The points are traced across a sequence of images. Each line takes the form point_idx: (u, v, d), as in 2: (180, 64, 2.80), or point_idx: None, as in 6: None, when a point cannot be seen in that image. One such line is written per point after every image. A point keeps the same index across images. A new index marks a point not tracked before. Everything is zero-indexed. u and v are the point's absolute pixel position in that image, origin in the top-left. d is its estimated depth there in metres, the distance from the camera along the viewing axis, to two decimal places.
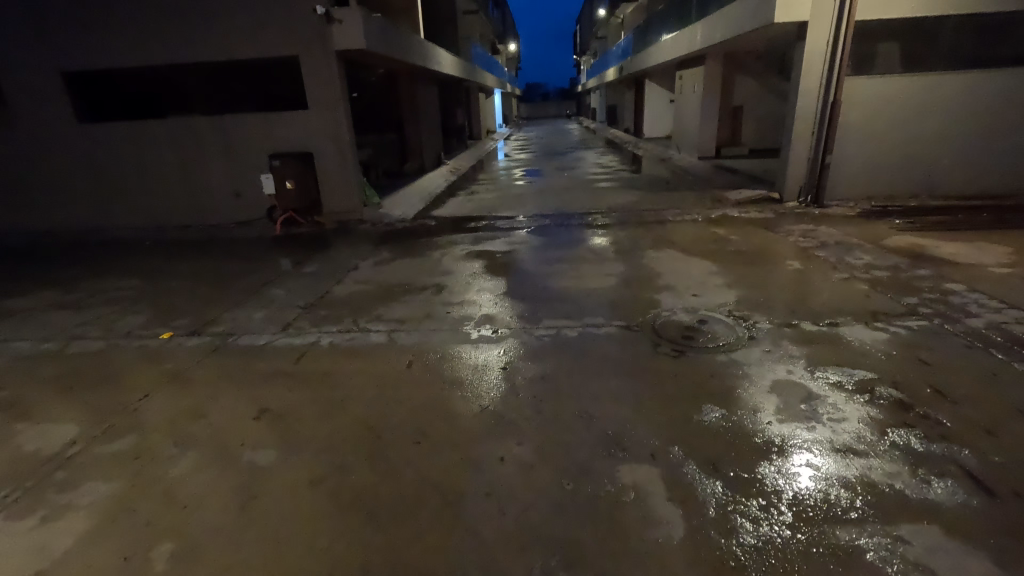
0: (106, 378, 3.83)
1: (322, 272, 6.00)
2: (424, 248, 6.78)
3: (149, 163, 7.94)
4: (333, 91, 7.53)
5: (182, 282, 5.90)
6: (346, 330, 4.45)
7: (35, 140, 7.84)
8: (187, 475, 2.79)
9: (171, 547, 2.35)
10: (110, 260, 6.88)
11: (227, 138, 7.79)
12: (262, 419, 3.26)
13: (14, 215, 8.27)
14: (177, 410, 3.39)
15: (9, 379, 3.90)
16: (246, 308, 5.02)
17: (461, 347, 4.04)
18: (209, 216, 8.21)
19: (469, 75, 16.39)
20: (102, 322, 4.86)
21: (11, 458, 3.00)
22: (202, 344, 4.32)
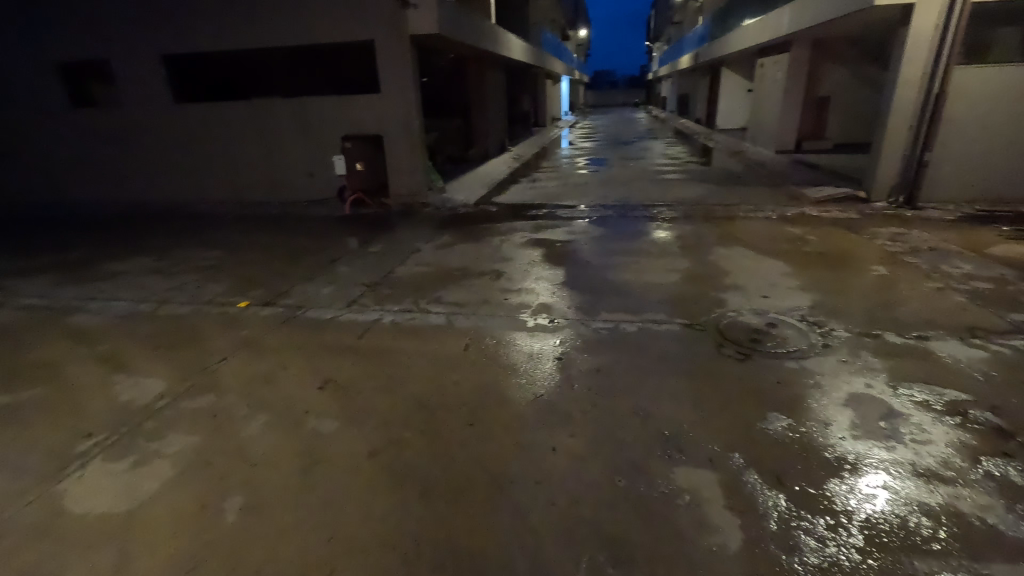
0: (191, 340, 4.15)
1: (386, 252, 6.18)
2: (485, 233, 6.83)
3: (234, 142, 8.46)
4: (405, 76, 7.70)
5: (259, 255, 6.27)
6: (407, 310, 4.57)
7: (137, 118, 8.53)
8: (258, 436, 2.99)
9: (241, 500, 2.53)
10: (197, 231, 7.42)
11: (305, 120, 8.16)
12: (326, 389, 3.43)
13: (117, 186, 9.08)
14: (251, 374, 3.62)
15: (109, 335, 4.30)
16: (315, 283, 5.27)
17: (517, 334, 4.05)
18: (285, 194, 8.67)
19: (537, 62, 16.25)
20: (188, 289, 5.25)
21: (109, 406, 3.32)
22: (274, 314, 4.59)
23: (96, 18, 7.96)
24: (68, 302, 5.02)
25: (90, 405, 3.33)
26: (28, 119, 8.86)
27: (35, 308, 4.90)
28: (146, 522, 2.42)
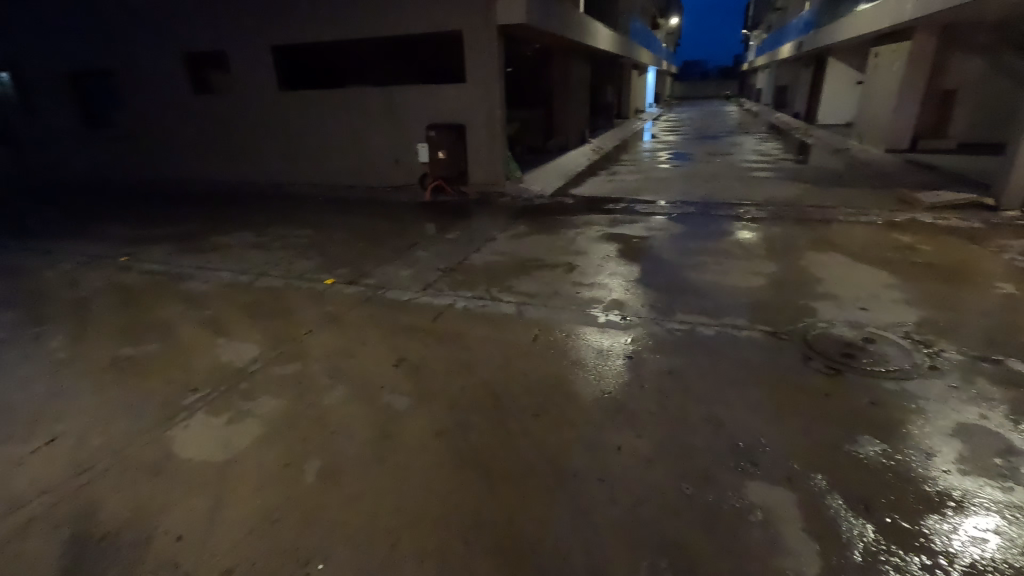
0: (282, 312, 4.49)
1: (462, 239, 6.32)
2: (560, 225, 6.79)
3: (328, 129, 8.98)
4: (491, 66, 7.79)
5: (344, 235, 6.64)
6: (480, 297, 4.66)
7: (247, 104, 9.28)
8: (337, 405, 3.19)
9: (320, 463, 2.72)
10: (291, 211, 7.98)
11: (393, 108, 8.50)
12: (400, 367, 3.59)
13: (227, 167, 9.96)
14: (333, 347, 3.87)
15: (214, 302, 4.75)
16: (394, 266, 5.50)
17: (587, 329, 4.00)
18: (371, 179, 9.10)
19: (624, 51, 15.77)
20: (282, 264, 5.67)
21: (212, 366, 3.67)
22: (356, 293, 4.85)
23: (217, 11, 8.70)
24: (182, 270, 5.59)
25: (196, 363, 3.70)
26: (157, 104, 9.91)
27: (155, 273, 5.51)
28: (238, 473, 2.66)
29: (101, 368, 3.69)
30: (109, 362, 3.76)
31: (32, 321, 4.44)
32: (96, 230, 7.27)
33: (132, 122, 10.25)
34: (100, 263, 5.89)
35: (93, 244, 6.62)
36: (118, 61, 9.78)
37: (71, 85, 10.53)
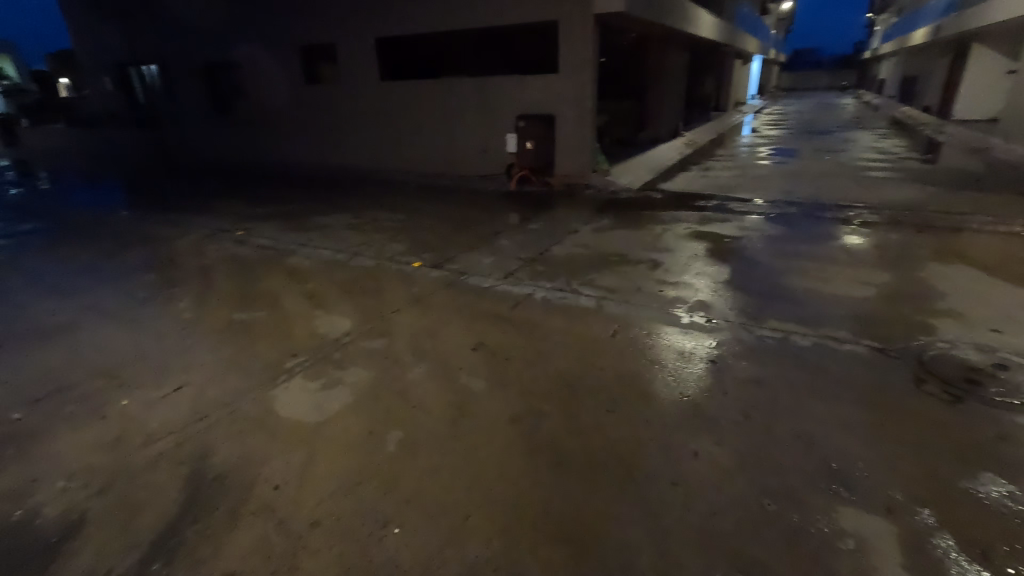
0: (373, 290, 4.78)
1: (545, 230, 6.34)
2: (646, 221, 6.59)
3: (423, 118, 9.33)
4: (585, 56, 7.69)
5: (432, 221, 6.90)
6: (559, 289, 4.66)
7: (351, 94, 9.87)
8: (418, 382, 3.35)
9: (400, 435, 2.88)
10: (385, 196, 8.42)
11: (485, 98, 8.66)
12: (478, 351, 3.69)
13: (330, 152, 10.70)
14: (417, 326, 4.06)
15: (314, 277, 5.15)
16: (478, 253, 5.64)
17: (669, 329, 3.87)
18: (460, 168, 9.36)
19: (727, 39, 14.86)
20: (374, 245, 6.02)
21: (310, 335, 3.99)
22: (441, 277, 5.04)
23: (330, 6, 9.31)
24: (288, 246, 6.11)
25: (297, 332, 4.05)
26: (274, 93, 10.82)
27: (266, 248, 6.07)
28: (329, 435, 2.89)
29: (219, 329, 4.14)
30: (225, 324, 4.21)
31: (166, 283, 5.07)
32: (219, 206, 8.13)
33: (252, 110, 11.29)
34: (221, 236, 6.59)
35: (216, 218, 7.41)
36: (244, 54, 10.80)
37: (205, 75, 11.79)
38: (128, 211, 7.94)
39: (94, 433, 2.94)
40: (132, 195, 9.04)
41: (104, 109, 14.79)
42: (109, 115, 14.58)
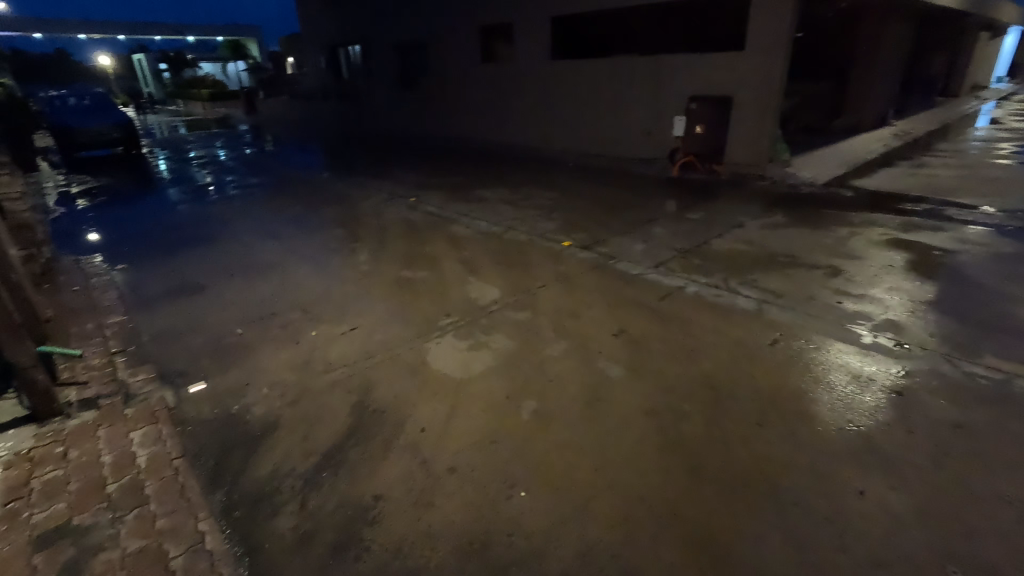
0: (523, 264, 4.95)
1: (705, 222, 5.91)
2: (828, 221, 5.78)
3: (589, 98, 9.25)
4: (779, 31, 6.88)
5: (586, 202, 6.87)
6: (715, 285, 4.34)
7: (522, 73, 10.16)
8: (557, 358, 3.42)
9: (535, 405, 2.98)
10: (542, 174, 8.60)
11: (656, 77, 8.25)
12: (619, 338, 3.63)
13: (496, 129, 11.20)
14: (561, 304, 4.12)
15: (470, 246, 5.50)
16: (629, 238, 5.49)
17: (843, 346, 3.38)
18: (620, 150, 9.12)
19: (974, 8, 12.05)
20: (528, 221, 6.20)
21: (462, 299, 4.30)
22: (589, 259, 5.01)
23: None
24: (450, 215, 6.60)
25: (451, 294, 4.38)
26: (453, 71, 11.60)
27: (432, 214, 6.63)
28: (471, 392, 3.12)
29: (388, 282, 4.68)
30: (394, 279, 4.73)
31: (350, 238, 5.84)
32: (397, 174, 9.07)
33: (433, 87, 12.26)
34: (396, 200, 7.35)
35: (393, 184, 8.28)
36: (432, 34, 11.72)
37: (397, 55, 13.08)
38: (328, 173, 9.26)
39: (291, 355, 3.55)
40: (331, 159, 10.50)
41: (317, 84, 17.31)
42: (320, 89, 17.03)
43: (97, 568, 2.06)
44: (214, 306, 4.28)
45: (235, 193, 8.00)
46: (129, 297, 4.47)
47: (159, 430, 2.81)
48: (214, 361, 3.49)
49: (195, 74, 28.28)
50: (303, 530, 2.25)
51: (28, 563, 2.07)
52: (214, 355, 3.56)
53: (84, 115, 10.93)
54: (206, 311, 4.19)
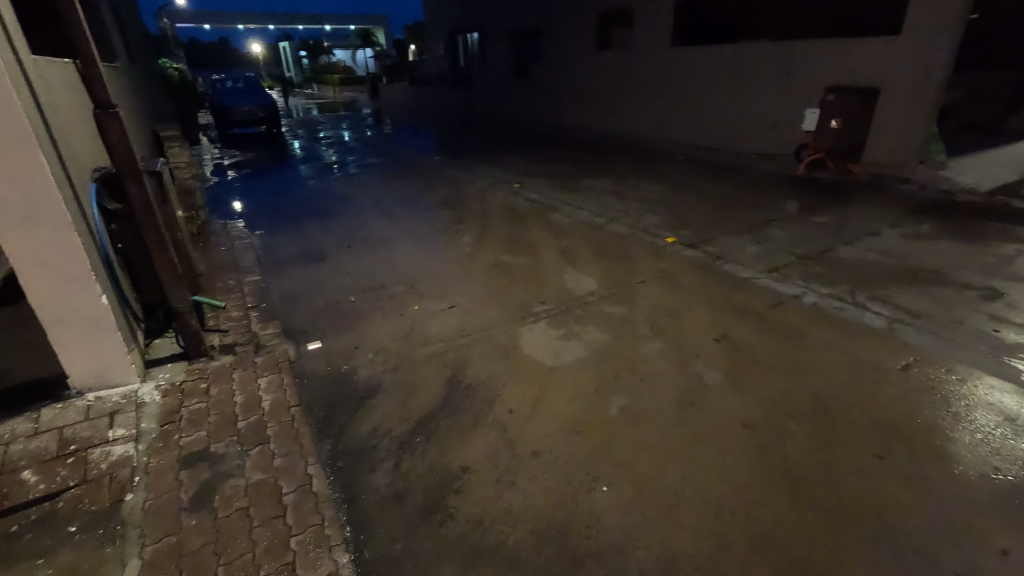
0: (623, 257, 4.83)
1: (832, 227, 5.35)
2: (990, 235, 4.96)
3: (709, 88, 8.72)
4: (948, 13, 5.97)
5: (695, 198, 6.53)
6: (838, 297, 3.93)
7: (639, 60, 9.80)
8: (651, 356, 3.32)
9: (624, 402, 2.92)
10: (650, 166, 8.29)
11: (789, 66, 7.56)
12: (721, 343, 3.42)
13: (605, 117, 10.96)
14: (660, 302, 3.97)
15: (570, 235, 5.47)
16: (741, 239, 5.13)
17: (996, 381, 2.91)
18: (738, 144, 8.51)
19: None
20: (631, 214, 6.03)
21: (558, 287, 4.31)
22: (695, 257, 4.77)
23: None
24: (553, 203, 6.61)
25: (548, 282, 4.41)
26: (567, 59, 11.51)
27: (534, 202, 6.68)
28: (561, 381, 3.13)
29: (487, 265, 4.81)
30: (493, 262, 4.85)
31: (455, 220, 6.07)
32: (503, 160, 9.24)
33: (545, 74, 12.26)
34: (501, 186, 7.51)
35: (499, 170, 8.46)
36: (549, 21, 11.71)
37: (513, 42, 13.24)
38: (439, 156, 9.68)
39: (395, 325, 3.80)
40: (443, 143, 10.95)
41: (435, 71, 18.08)
42: (437, 76, 17.76)
43: (226, 491, 2.37)
44: (332, 274, 4.69)
45: (356, 171, 8.64)
46: (264, 260, 5.04)
47: (282, 379, 3.16)
48: (329, 324, 3.84)
49: (329, 61, 30.82)
50: (396, 488, 2.43)
51: (177, 477, 2.44)
52: (329, 319, 3.91)
53: (238, 97, 12.39)
54: (325, 278, 4.60)
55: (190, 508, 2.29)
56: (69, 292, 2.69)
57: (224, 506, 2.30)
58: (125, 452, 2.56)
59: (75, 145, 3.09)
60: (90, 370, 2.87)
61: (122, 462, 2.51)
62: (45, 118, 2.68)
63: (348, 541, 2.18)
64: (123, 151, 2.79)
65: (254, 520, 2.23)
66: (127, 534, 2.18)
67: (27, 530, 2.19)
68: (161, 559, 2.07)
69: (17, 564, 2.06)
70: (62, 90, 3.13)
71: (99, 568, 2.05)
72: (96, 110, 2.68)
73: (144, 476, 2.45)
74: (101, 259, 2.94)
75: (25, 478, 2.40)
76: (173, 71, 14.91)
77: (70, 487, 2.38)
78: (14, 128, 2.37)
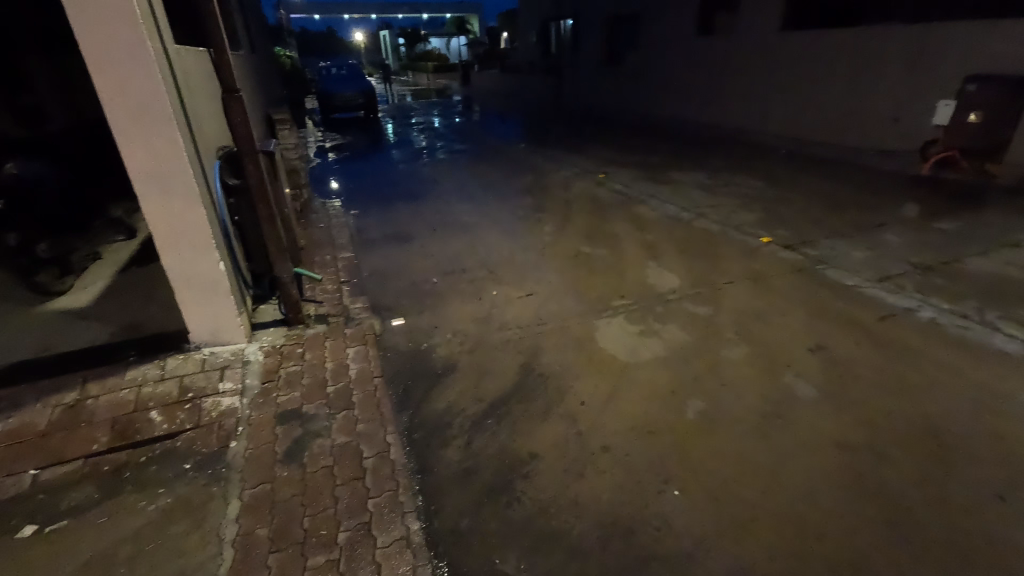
0: (711, 256, 4.59)
1: (960, 234, 4.73)
2: None
3: (821, 77, 8.00)
4: None
5: (797, 196, 6.05)
6: (961, 314, 3.49)
7: (743, 46, 9.19)
8: (735, 361, 3.15)
9: (702, 406, 2.80)
10: (746, 160, 7.78)
11: (921, 52, 6.75)
12: (816, 355, 3.17)
13: (701, 107, 10.41)
14: (749, 306, 3.75)
15: (655, 229, 5.28)
16: (848, 243, 4.68)
17: None
18: (851, 138, 7.74)
19: None
20: (723, 210, 5.71)
21: (639, 283, 4.19)
22: (792, 260, 4.43)
23: None
24: (639, 195, 6.42)
25: (628, 276, 4.30)
26: (663, 45, 11.05)
27: (619, 193, 6.52)
28: (636, 377, 3.06)
29: (567, 255, 4.78)
30: (574, 253, 4.81)
31: (538, 208, 6.08)
32: (589, 149, 9.09)
33: (639, 61, 11.86)
34: (586, 176, 7.41)
35: (584, 160, 8.33)
36: (648, 6, 11.29)
37: (607, 29, 12.93)
38: (525, 144, 9.70)
39: (473, 308, 3.90)
40: (529, 131, 10.96)
41: (526, 59, 18.10)
42: (528, 64, 17.77)
43: (315, 449, 2.57)
44: (418, 255, 4.89)
45: (444, 157, 8.89)
46: (357, 238, 5.35)
47: (367, 351, 3.35)
48: (413, 303, 4.01)
49: (425, 49, 31.84)
50: (466, 465, 2.51)
51: (273, 431, 2.69)
52: (413, 298, 4.09)
53: (341, 83, 13.17)
54: (411, 259, 4.80)
55: (283, 461, 2.51)
56: (193, 257, 3.02)
57: (312, 462, 2.50)
58: (232, 403, 2.86)
59: (205, 125, 3.44)
60: (206, 328, 3.21)
61: (229, 412, 2.80)
62: (183, 101, 3.01)
63: (420, 510, 2.28)
64: (244, 132, 3.07)
65: (337, 478, 2.41)
66: (231, 477, 2.44)
67: (151, 462, 2.52)
68: (257, 503, 2.30)
69: (142, 491, 2.37)
70: (197, 75, 3.49)
71: (206, 503, 2.31)
72: (224, 94, 2.96)
73: (246, 427, 2.72)
74: (220, 229, 3.27)
75: (151, 416, 2.75)
76: (286, 59, 16.13)
77: (186, 429, 2.69)
78: (159, 109, 2.69)
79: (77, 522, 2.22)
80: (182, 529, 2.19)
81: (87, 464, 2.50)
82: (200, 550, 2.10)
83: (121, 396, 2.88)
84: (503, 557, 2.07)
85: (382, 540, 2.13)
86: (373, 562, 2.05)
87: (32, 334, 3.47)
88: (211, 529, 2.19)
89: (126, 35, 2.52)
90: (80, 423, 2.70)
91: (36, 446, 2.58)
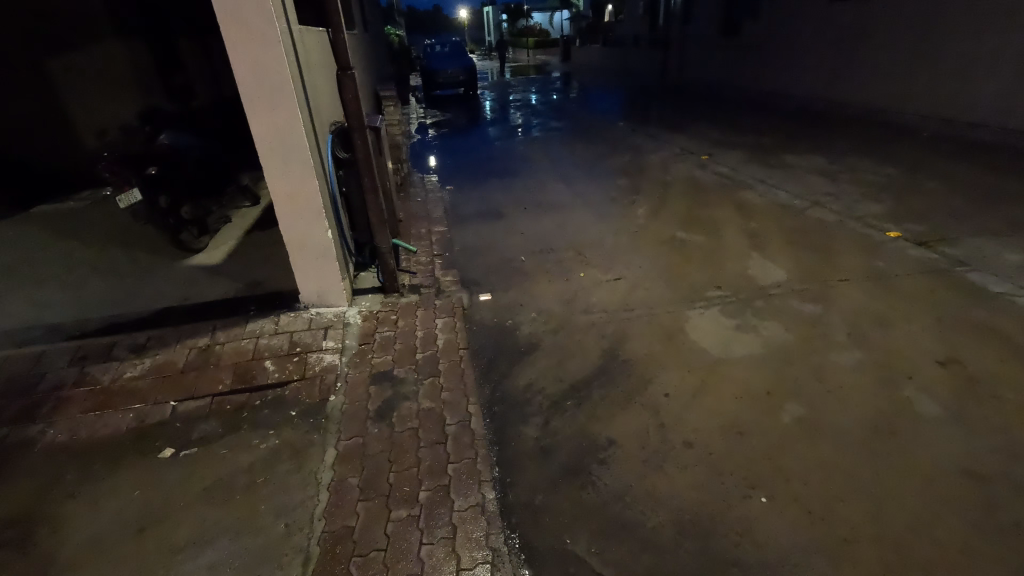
0: (826, 249, 4.17)
1: None
2: None
3: (984, 48, 6.84)
4: None
5: (937, 186, 5.28)
6: None
7: (887, 12, 8.09)
8: (844, 368, 2.86)
9: (800, 412, 2.59)
10: (877, 144, 6.91)
11: None
12: (946, 369, 2.78)
13: (827, 82, 9.33)
14: (868, 308, 3.36)
15: (762, 217, 4.89)
16: (999, 244, 4.02)
17: None
18: (1016, 121, 6.55)
19: None
20: (843, 199, 5.13)
21: (739, 274, 3.91)
22: (924, 258, 3.91)
23: None
24: (746, 179, 5.96)
25: (727, 266, 4.04)
26: (790, 15, 10.04)
27: (724, 176, 6.11)
28: (727, 373, 2.89)
29: (661, 240, 4.57)
30: (668, 238, 4.60)
31: (633, 190, 5.86)
32: (693, 128, 8.56)
33: (761, 33, 10.87)
34: (687, 156, 7.02)
35: (688, 140, 7.87)
36: None
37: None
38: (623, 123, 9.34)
39: (561, 289, 3.88)
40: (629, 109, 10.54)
41: (630, 32, 17.26)
42: (632, 37, 16.93)
43: (403, 410, 2.74)
44: (508, 232, 4.94)
45: (540, 135, 8.83)
46: (451, 213, 5.53)
47: (455, 323, 3.47)
48: (500, 279, 4.08)
49: (527, 25, 31.47)
50: (544, 442, 2.54)
51: (366, 390, 2.89)
52: (501, 274, 4.15)
53: (445, 60, 13.48)
54: (501, 236, 4.87)
55: (373, 417, 2.70)
56: (306, 224, 3.28)
57: (400, 421, 2.66)
58: (332, 360, 3.11)
59: (321, 101, 3.69)
60: (313, 290, 3.50)
61: (330, 368, 3.05)
62: (303, 78, 3.24)
63: (496, 480, 2.35)
64: (354, 107, 3.24)
65: (421, 439, 2.55)
66: (329, 427, 2.66)
67: (264, 406, 2.82)
68: (350, 454, 2.50)
69: (256, 430, 2.67)
70: (316, 53, 3.74)
71: (307, 449, 2.55)
72: (338, 71, 3.14)
73: (344, 383, 2.96)
74: (329, 198, 3.51)
75: (266, 365, 3.07)
76: (395, 38, 16.86)
77: (293, 379, 2.98)
78: (282, 86, 2.92)
79: (204, 451, 2.56)
80: (287, 468, 2.44)
81: (213, 402, 2.86)
82: (301, 489, 2.34)
83: (241, 345, 3.24)
84: (574, 537, 2.09)
85: (459, 504, 2.23)
86: (449, 523, 2.15)
87: (175, 284, 4.00)
88: (310, 471, 2.42)
89: (257, 16, 2.74)
90: (209, 365, 3.09)
91: (176, 381, 2.99)
